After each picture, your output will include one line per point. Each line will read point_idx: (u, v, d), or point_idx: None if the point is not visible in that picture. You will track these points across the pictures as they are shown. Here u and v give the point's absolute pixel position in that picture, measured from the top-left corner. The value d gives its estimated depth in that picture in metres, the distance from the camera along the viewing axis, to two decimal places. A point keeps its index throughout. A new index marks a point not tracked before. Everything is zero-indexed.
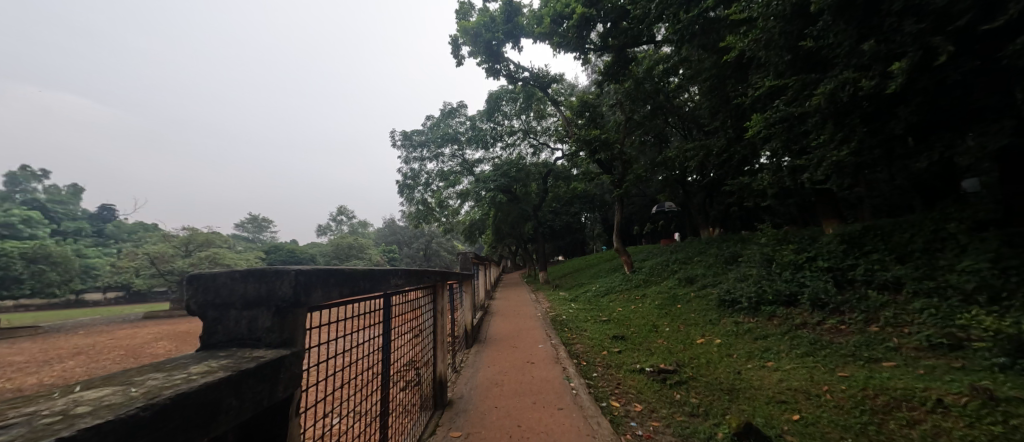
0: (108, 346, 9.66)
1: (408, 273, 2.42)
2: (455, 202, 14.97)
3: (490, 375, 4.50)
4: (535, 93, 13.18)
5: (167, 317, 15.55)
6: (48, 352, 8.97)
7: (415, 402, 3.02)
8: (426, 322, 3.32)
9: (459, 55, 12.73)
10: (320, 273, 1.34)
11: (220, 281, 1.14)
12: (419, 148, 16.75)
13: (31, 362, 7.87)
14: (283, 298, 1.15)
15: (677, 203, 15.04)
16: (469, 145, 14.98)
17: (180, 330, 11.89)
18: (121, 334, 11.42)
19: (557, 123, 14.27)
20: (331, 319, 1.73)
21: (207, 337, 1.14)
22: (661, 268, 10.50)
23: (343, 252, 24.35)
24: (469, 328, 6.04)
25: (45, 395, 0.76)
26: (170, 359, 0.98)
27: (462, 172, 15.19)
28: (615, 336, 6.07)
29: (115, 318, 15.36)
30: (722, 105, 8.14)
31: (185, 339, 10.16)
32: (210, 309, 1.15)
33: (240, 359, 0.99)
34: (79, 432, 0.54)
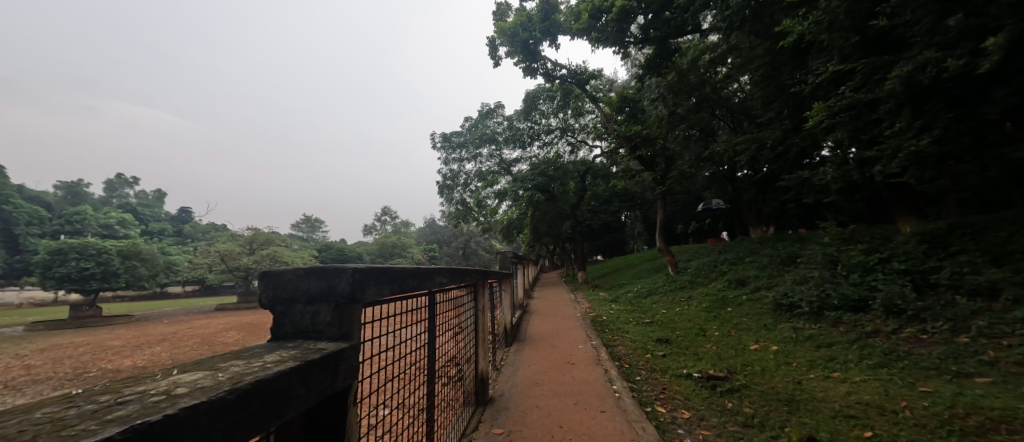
0: (187, 334, 10.78)
1: (451, 271, 2.48)
2: (493, 202, 15.12)
3: (530, 374, 4.51)
4: (573, 91, 13.01)
5: (234, 309, 17.08)
6: (139, 338, 10.15)
7: (459, 397, 3.09)
8: (468, 319, 3.39)
9: (497, 55, 12.83)
10: (374, 272, 1.41)
11: (287, 277, 1.24)
12: (457, 149, 17.10)
13: (125, 347, 8.93)
14: (342, 294, 1.23)
15: (726, 200, 14.22)
16: (506, 145, 15.06)
17: (245, 322, 13.02)
18: (198, 324, 12.71)
19: (596, 120, 13.95)
20: (382, 314, 1.81)
21: (277, 329, 1.25)
22: (708, 269, 9.96)
23: (388, 251, 25.43)
24: (509, 326, 6.08)
25: (150, 376, 0.86)
26: (247, 348, 1.08)
27: (500, 172, 15.31)
28: (659, 338, 5.85)
29: (192, 309, 17.11)
30: (777, 94, 7.58)
31: (249, 330, 11.09)
32: (279, 302, 1.25)
33: (306, 350, 1.07)
34: (173, 415, 0.61)
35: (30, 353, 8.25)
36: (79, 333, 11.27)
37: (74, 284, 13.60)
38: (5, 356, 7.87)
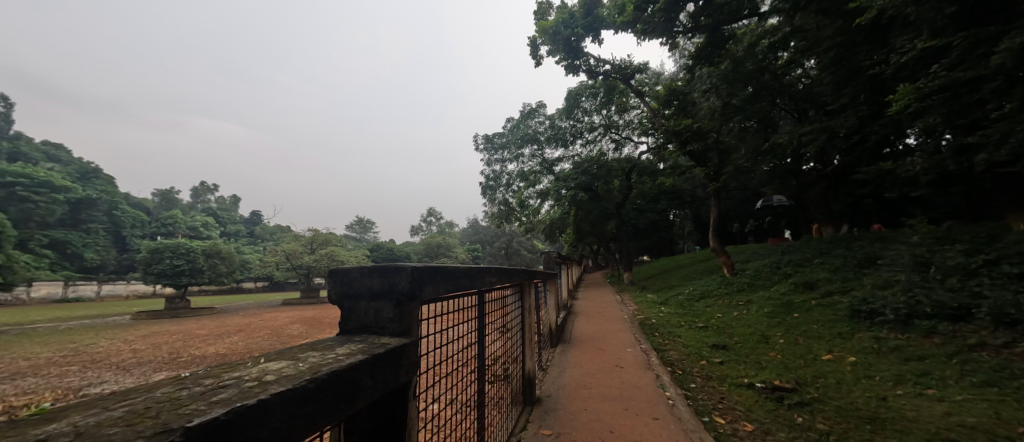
0: (259, 326, 11.87)
1: (500, 270, 2.50)
2: (536, 202, 15.08)
3: (577, 376, 4.45)
4: (617, 86, 12.64)
5: (298, 304, 18.56)
6: (219, 329, 11.34)
7: (506, 397, 3.11)
8: (515, 319, 3.41)
9: (538, 55, 12.79)
10: (431, 270, 1.45)
11: (352, 275, 1.32)
12: (500, 150, 17.28)
13: (208, 336, 10.01)
14: (402, 291, 1.28)
15: (789, 196, 13.08)
16: (548, 144, 14.96)
17: (308, 315, 14.11)
18: (268, 317, 13.96)
19: (642, 115, 13.44)
20: (436, 312, 1.87)
21: (345, 323, 1.33)
22: (770, 271, 9.21)
23: (433, 250, 26.31)
24: (554, 327, 6.03)
25: (242, 363, 0.95)
26: (320, 341, 1.16)
27: (542, 172, 15.23)
28: (715, 344, 5.50)
29: (263, 303, 18.82)
30: (851, 78, 6.85)
31: (311, 323, 11.99)
32: (345, 298, 1.33)
33: (372, 345, 1.13)
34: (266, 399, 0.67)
35: (136, 338, 9.52)
36: (174, 322, 12.84)
37: (169, 279, 15.52)
38: (117, 340, 9.15)
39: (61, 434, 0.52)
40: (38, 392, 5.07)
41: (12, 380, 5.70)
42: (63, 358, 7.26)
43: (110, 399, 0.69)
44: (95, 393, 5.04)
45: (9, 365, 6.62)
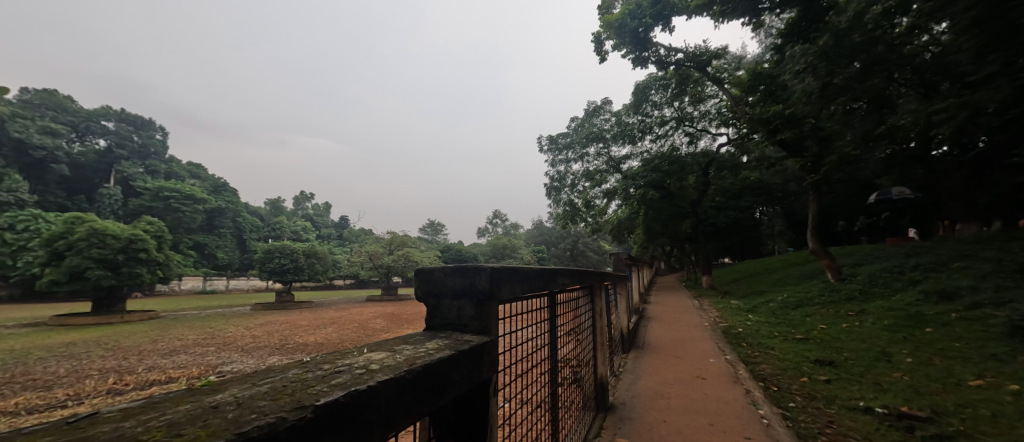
0: (348, 319, 13.18)
1: (573, 272, 2.48)
2: (603, 202, 14.62)
3: (653, 385, 4.22)
4: (691, 75, 11.79)
5: (380, 300, 20.25)
6: (316, 320, 12.83)
7: (579, 401, 3.06)
8: (586, 321, 3.35)
9: (602, 50, 12.42)
10: (509, 271, 1.48)
11: (436, 274, 1.40)
12: (564, 151, 17.07)
13: (308, 327, 11.38)
14: (481, 290, 1.32)
15: (913, 188, 10.99)
16: (615, 141, 14.42)
17: (388, 312, 15.27)
18: (355, 312, 15.46)
19: (721, 104, 12.32)
20: (511, 312, 1.92)
21: (431, 320, 1.43)
22: (889, 278, 7.81)
23: (499, 252, 26.89)
24: (626, 331, 5.79)
25: (350, 351, 1.07)
26: (412, 335, 1.26)
27: (609, 171, 14.72)
28: (819, 360, 4.82)
29: (351, 299, 20.88)
30: (1001, 41, 5.55)
31: (391, 319, 12.97)
32: (431, 296, 1.43)
33: (458, 341, 1.19)
34: (370, 388, 0.74)
35: (254, 326, 11.18)
36: (281, 314, 14.81)
37: (278, 276, 18.00)
38: (240, 327, 10.81)
39: (228, 402, 0.64)
40: (187, 367, 6.19)
41: (169, 356, 7.04)
42: (203, 340, 8.79)
43: (255, 377, 0.82)
44: (226, 370, 6.03)
45: (167, 344, 8.18)
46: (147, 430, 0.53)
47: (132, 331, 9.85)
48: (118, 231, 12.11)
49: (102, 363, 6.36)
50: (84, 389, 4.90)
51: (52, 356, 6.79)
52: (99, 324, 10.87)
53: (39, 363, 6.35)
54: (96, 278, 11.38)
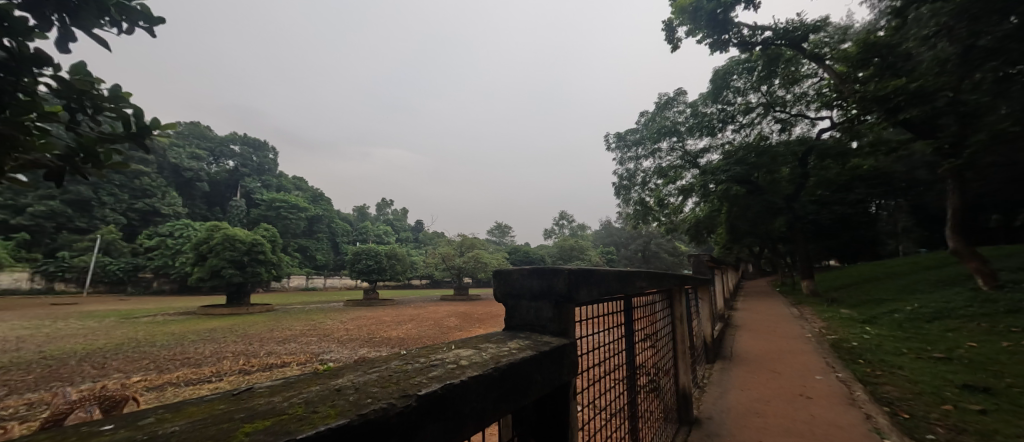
0: (425, 316, 14.08)
1: (650, 275, 2.36)
2: (678, 199, 13.64)
3: (745, 400, 3.83)
4: (783, 54, 10.54)
5: (453, 299, 21.27)
6: (397, 317, 13.92)
7: (660, 412, 2.90)
8: (665, 327, 3.16)
9: (674, 38, 11.62)
10: (586, 273, 1.47)
11: (513, 276, 1.44)
12: (634, 147, 16.21)
13: (391, 322, 12.41)
14: (560, 292, 1.33)
15: None
16: (691, 134, 13.37)
17: (461, 311, 15.90)
18: (431, 310, 16.45)
19: (822, 84, 10.73)
20: (588, 314, 1.89)
21: (509, 320, 1.47)
22: None
23: (567, 253, 26.55)
24: (710, 340, 5.34)
25: (440, 347, 1.15)
26: (493, 334, 1.31)
27: (684, 166, 13.69)
28: (967, 385, 3.94)
29: (427, 298, 22.27)
30: None
31: (463, 318, 13.49)
32: (509, 296, 1.47)
33: (538, 342, 1.22)
34: (461, 382, 0.80)
35: (347, 320, 12.51)
36: (369, 310, 16.31)
37: (366, 275, 19.91)
38: (335, 321, 12.13)
39: (348, 386, 0.73)
40: (295, 354, 7.14)
41: (281, 344, 8.16)
42: (306, 331, 10.02)
43: (365, 365, 0.92)
44: (326, 358, 6.84)
45: (280, 333, 9.53)
46: (291, 405, 0.63)
47: (254, 321, 11.65)
48: (244, 236, 14.44)
49: (233, 347, 7.61)
50: (223, 368, 5.93)
51: (199, 340, 8.34)
52: (232, 314, 13.07)
53: (191, 345, 7.82)
54: (228, 275, 13.70)
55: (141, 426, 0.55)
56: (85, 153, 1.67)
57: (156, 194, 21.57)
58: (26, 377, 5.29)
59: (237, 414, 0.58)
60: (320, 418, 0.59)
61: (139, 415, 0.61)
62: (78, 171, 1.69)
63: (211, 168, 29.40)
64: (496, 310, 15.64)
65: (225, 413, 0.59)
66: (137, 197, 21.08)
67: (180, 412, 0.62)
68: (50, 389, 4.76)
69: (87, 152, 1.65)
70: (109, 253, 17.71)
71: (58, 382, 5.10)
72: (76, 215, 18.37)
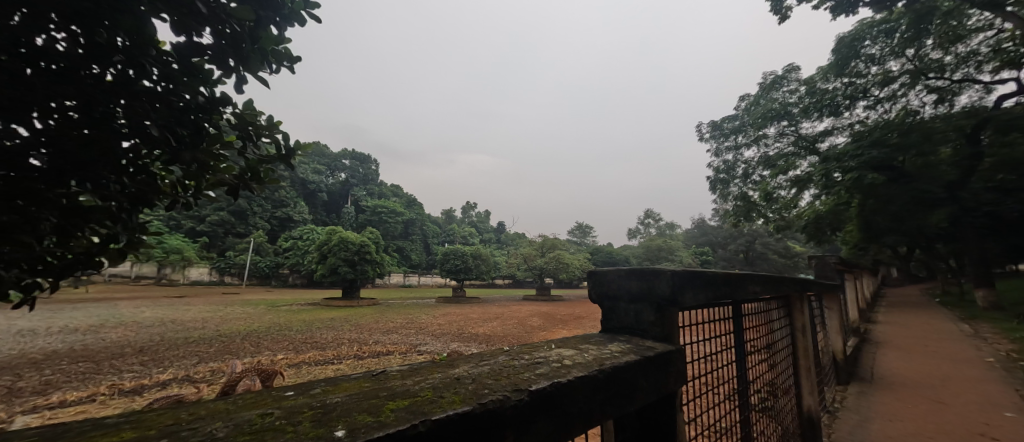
0: (510, 315, 14.45)
1: (764, 280, 2.09)
2: (792, 193, 11.80)
3: (896, 433, 3.15)
4: (939, 6, 8.41)
5: (536, 299, 21.44)
6: (483, 314, 14.55)
7: (780, 436, 2.54)
8: (783, 338, 2.76)
9: (782, 7, 10.11)
10: (694, 276, 1.36)
11: (610, 277, 1.39)
12: (732, 136, 14.45)
13: (478, 319, 13.01)
14: (662, 296, 1.26)
15: None
16: (807, 116, 11.47)
17: (544, 311, 15.92)
18: (514, 309, 16.83)
19: (1002, 36, 8.31)
20: (695, 320, 1.73)
21: (606, 323, 1.43)
22: None
23: (655, 254, 24.90)
24: (841, 357, 4.52)
25: (541, 345, 1.17)
26: (591, 335, 1.29)
27: (799, 153, 11.80)
28: None
29: (510, 297, 22.82)
30: None
31: (546, 318, 13.48)
32: (605, 298, 1.43)
33: (641, 347, 1.16)
34: (566, 383, 0.80)
35: (439, 315, 13.49)
36: (457, 306, 17.36)
37: (455, 273, 21.24)
38: (429, 316, 13.13)
39: (464, 376, 0.79)
40: (398, 344, 7.94)
41: (384, 334, 9.12)
42: (404, 324, 11.02)
43: (476, 358, 0.98)
44: (422, 349, 7.45)
45: (384, 324, 10.70)
46: (421, 389, 0.70)
47: (363, 313, 13.27)
48: (354, 238, 16.59)
49: (347, 335, 8.74)
50: (342, 352, 6.87)
51: (323, 327, 9.80)
52: (346, 306, 15.08)
53: (316, 331, 9.18)
54: (343, 272, 15.80)
55: (314, 394, 0.67)
56: (253, 172, 1.96)
57: (290, 203, 25.99)
58: (209, 349, 6.80)
59: (380, 392, 0.68)
60: (447, 403, 0.65)
61: (309, 385, 0.75)
62: (247, 187, 1.98)
63: (328, 180, 34.42)
64: (579, 312, 15.34)
65: (374, 390, 0.69)
66: (277, 207, 25.64)
67: (337, 385, 0.74)
68: (224, 360, 6.04)
69: (255, 171, 1.94)
70: (259, 252, 21.83)
71: (229, 355, 6.44)
72: (238, 223, 23.08)
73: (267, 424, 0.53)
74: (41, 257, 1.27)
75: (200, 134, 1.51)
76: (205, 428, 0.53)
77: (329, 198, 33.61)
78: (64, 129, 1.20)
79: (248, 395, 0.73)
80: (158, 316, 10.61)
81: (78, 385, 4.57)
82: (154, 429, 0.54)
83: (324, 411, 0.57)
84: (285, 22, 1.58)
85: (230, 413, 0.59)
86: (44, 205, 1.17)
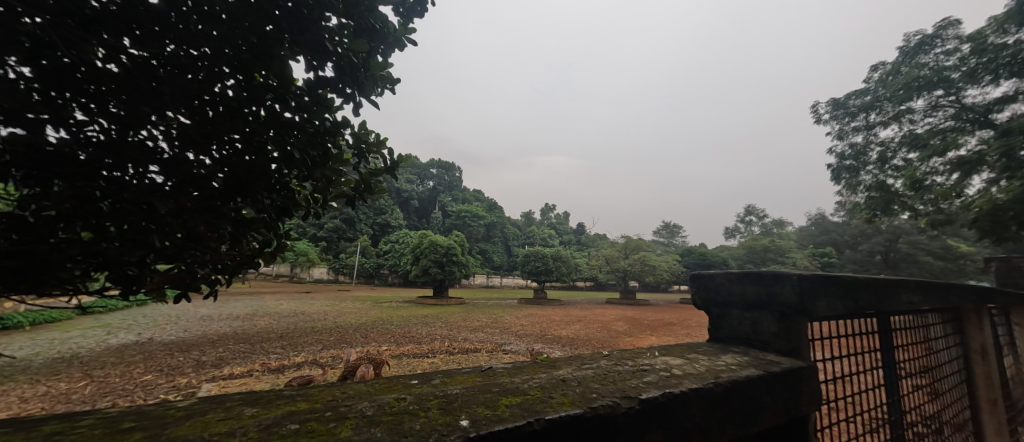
0: (593, 319, 14.00)
1: (924, 288, 1.71)
2: (953, 178, 9.32)
3: None
4: None
5: (620, 303, 20.46)
6: (565, 317, 14.37)
7: None
8: (951, 362, 2.20)
9: None
10: (831, 282, 1.19)
11: (717, 281, 1.34)
12: (862, 114, 11.90)
13: (561, 321, 12.88)
14: (786, 304, 1.16)
15: None
16: (975, 79, 8.92)
17: (629, 315, 15.14)
18: (598, 312, 16.27)
19: None
20: (830, 333, 1.46)
21: (715, 330, 1.39)
22: None
23: None
24: None
25: (644, 352, 1.12)
26: (701, 345, 1.19)
27: (965, 128, 9.22)
28: None
29: (593, 300, 22.12)
30: None
31: (633, 323, 12.80)
32: (713, 304, 1.38)
33: (762, 361, 1.04)
34: (677, 394, 0.75)
35: (522, 317, 13.70)
36: (539, 308, 17.42)
37: (536, 275, 21.41)
38: (512, 316, 13.40)
39: (570, 378, 0.79)
40: (484, 342, 8.26)
41: (471, 332, 9.60)
42: (489, 323, 11.45)
43: (578, 362, 0.98)
44: (507, 348, 7.64)
45: (471, 323, 11.23)
46: (531, 388, 0.72)
47: (451, 311, 14.12)
48: (443, 241, 17.84)
49: (439, 332, 9.40)
50: (436, 347, 7.40)
51: (418, 323, 10.67)
52: (437, 304, 16.22)
53: (412, 326, 10.02)
54: (433, 273, 17.04)
55: (435, 384, 0.76)
56: (366, 184, 2.18)
57: (388, 211, 29.00)
58: (330, 338, 7.91)
59: (494, 387, 0.72)
60: (558, 403, 0.66)
61: (429, 376, 0.86)
62: (362, 198, 2.21)
63: (419, 188, 37.62)
64: (670, 317, 14.26)
65: (488, 384, 0.74)
66: (378, 214, 28.81)
67: (453, 378, 0.82)
68: (341, 348, 6.98)
69: (367, 183, 2.15)
70: (364, 255, 24.77)
71: (345, 344, 7.42)
72: (348, 229, 26.52)
73: (404, 407, 0.62)
74: (221, 259, 1.60)
75: (327, 155, 1.67)
76: (356, 406, 0.69)
77: (420, 205, 36.72)
78: (233, 156, 1.47)
79: (381, 380, 0.91)
80: (292, 308, 12.70)
81: (240, 362, 5.70)
82: (321, 402, 0.74)
83: (448, 401, 0.64)
84: (388, 48, 1.75)
85: (373, 394, 0.74)
86: (222, 217, 1.47)
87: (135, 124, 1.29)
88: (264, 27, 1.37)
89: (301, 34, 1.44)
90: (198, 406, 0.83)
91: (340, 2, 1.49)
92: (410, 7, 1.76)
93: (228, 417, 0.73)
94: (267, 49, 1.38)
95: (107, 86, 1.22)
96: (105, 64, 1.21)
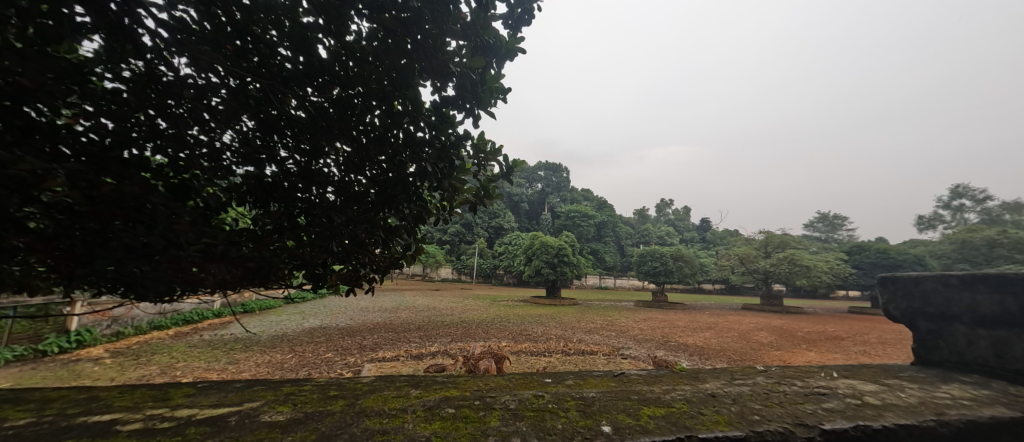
0: (727, 326, 12.21)
1: None
2: None
3: None
4: None
5: (761, 309, 17.42)
6: (691, 322, 12.90)
7: None
8: None
9: None
10: None
11: (926, 287, 1.34)
12: None
13: (685, 328, 11.58)
14: None
15: None
16: None
17: (776, 325, 12.72)
18: (733, 319, 14.12)
19: None
20: None
21: (932, 342, 1.40)
22: None
23: None
24: None
25: (819, 374, 1.11)
26: (908, 377, 1.08)
27: None
28: None
29: (724, 306, 19.35)
30: None
31: (782, 334, 10.69)
32: (918, 310, 1.38)
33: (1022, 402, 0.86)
34: (871, 428, 0.71)
35: (640, 321, 12.76)
36: (659, 312, 16.02)
37: (654, 276, 19.80)
38: (629, 320, 12.57)
39: (721, 395, 0.85)
40: (601, 345, 7.96)
41: (586, 334, 9.37)
42: (604, 326, 10.95)
43: (728, 376, 1.06)
44: (626, 353, 7.24)
45: (585, 325, 10.94)
46: (677, 401, 0.79)
47: (565, 312, 14.06)
48: (554, 242, 17.98)
49: (554, 331, 9.45)
50: (552, 346, 7.46)
51: (535, 323, 10.88)
52: (550, 304, 16.38)
53: (528, 325, 10.29)
54: (546, 274, 17.19)
55: (570, 386, 0.93)
56: (485, 189, 2.28)
57: (501, 214, 30.75)
58: (458, 331, 8.74)
59: (632, 395, 0.83)
60: (712, 422, 0.70)
61: (562, 377, 1.03)
62: (483, 203, 2.32)
63: (528, 191, 38.96)
64: (835, 330, 11.48)
65: (630, 392, 0.85)
66: (493, 218, 30.77)
67: (586, 381, 0.99)
68: (468, 342, 7.63)
69: (485, 190, 2.24)
70: (482, 256, 26.68)
71: (470, 338, 8.11)
72: (467, 233, 28.91)
73: (544, 406, 0.78)
74: (375, 261, 1.90)
75: (452, 167, 1.81)
76: (498, 398, 0.84)
77: (530, 207, 38.01)
78: (380, 174, 1.72)
79: (516, 376, 1.07)
80: (425, 303, 14.47)
81: (390, 347, 6.75)
82: (467, 392, 0.90)
83: (585, 404, 0.78)
84: (501, 60, 1.83)
85: (511, 388, 0.93)
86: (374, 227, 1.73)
87: (316, 155, 1.64)
88: (400, 61, 1.55)
89: (430, 62, 1.59)
90: (376, 383, 1.03)
91: (458, 25, 1.61)
92: (518, 17, 1.82)
93: (400, 395, 0.91)
94: (403, 80, 1.56)
95: (298, 129, 1.57)
96: (296, 111, 1.57)
